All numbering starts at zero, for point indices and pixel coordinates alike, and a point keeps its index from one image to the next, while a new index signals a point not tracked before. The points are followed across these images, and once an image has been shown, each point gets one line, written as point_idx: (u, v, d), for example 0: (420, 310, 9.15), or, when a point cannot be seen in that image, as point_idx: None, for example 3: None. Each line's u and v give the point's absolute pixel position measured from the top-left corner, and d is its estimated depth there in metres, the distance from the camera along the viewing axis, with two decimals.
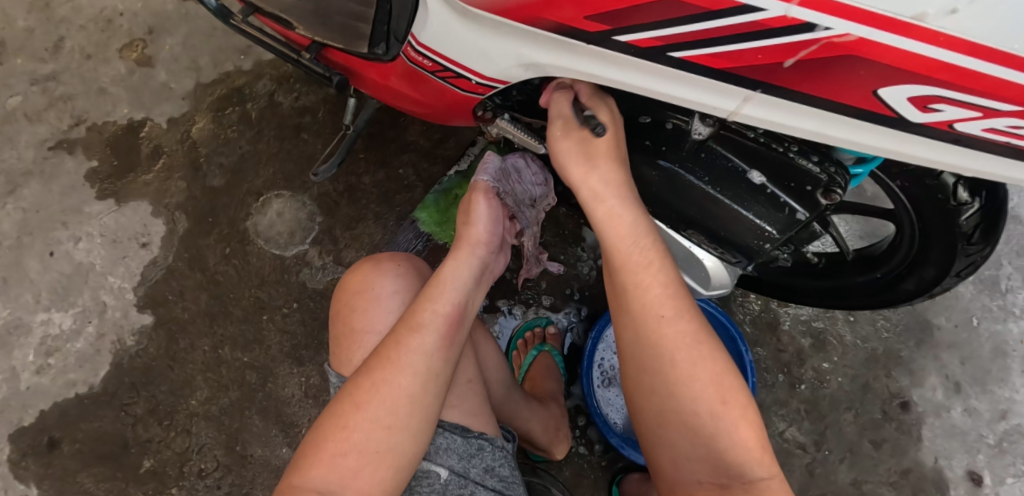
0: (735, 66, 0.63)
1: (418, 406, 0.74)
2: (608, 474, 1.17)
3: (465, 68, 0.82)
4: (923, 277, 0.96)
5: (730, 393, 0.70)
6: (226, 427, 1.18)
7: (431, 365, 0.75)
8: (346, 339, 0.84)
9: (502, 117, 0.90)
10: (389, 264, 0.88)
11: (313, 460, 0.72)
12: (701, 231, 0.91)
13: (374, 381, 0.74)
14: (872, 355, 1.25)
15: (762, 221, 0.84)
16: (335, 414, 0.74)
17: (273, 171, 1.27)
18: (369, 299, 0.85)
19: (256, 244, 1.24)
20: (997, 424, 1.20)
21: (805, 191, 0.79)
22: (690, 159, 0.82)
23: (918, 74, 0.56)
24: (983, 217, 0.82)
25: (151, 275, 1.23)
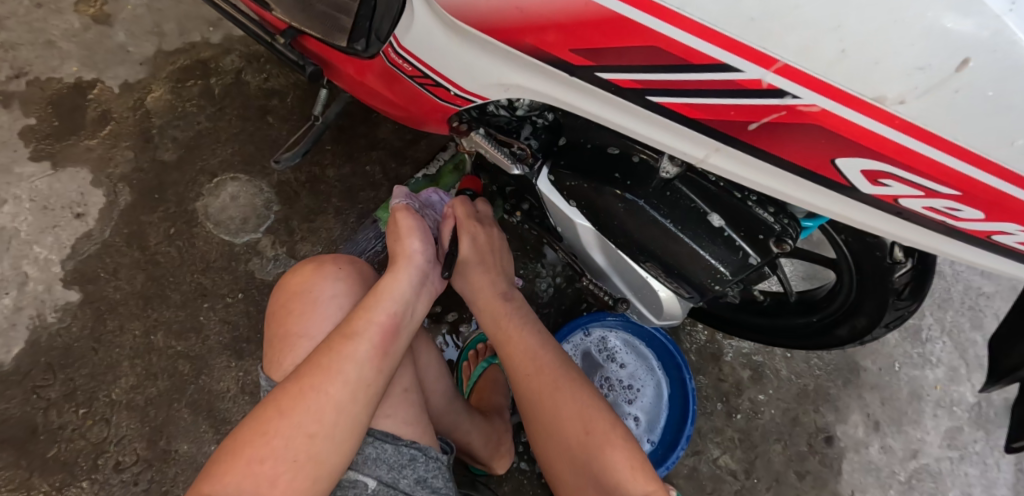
0: (711, 118, 0.51)
1: (346, 415, 0.66)
2: (545, 492, 1.14)
3: (439, 76, 0.69)
4: (855, 325, 0.92)
5: (594, 424, 0.76)
6: (150, 419, 1.09)
7: (364, 375, 0.68)
8: (280, 343, 0.77)
9: (476, 131, 0.76)
10: (330, 267, 0.81)
11: (224, 469, 0.63)
12: (660, 265, 0.76)
13: (302, 387, 0.66)
14: (803, 390, 1.33)
15: (717, 262, 0.71)
16: (255, 421, 0.65)
17: (231, 151, 1.21)
18: (308, 302, 0.78)
19: (205, 227, 1.17)
20: (907, 461, 1.33)
21: (756, 240, 0.68)
22: (656, 196, 0.69)
23: (880, 155, 0.46)
24: (914, 276, 0.79)
25: (84, 248, 1.15)
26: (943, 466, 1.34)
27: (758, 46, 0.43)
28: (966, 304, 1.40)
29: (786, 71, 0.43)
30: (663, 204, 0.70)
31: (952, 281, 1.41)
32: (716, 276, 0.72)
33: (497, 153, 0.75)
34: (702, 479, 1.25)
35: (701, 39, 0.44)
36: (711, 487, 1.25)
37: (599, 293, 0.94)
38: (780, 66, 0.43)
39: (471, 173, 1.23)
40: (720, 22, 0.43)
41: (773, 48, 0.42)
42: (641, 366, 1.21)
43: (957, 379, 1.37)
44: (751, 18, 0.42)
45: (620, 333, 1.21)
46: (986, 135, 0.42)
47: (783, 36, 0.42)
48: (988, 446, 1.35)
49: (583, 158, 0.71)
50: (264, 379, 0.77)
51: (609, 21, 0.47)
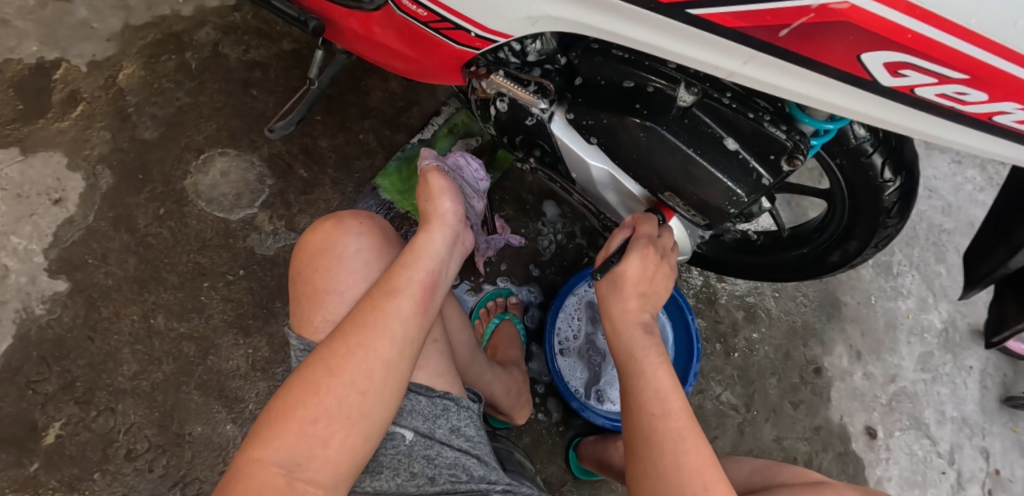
0: (744, 26, 0.54)
1: (394, 372, 0.66)
2: (565, 440, 1.17)
3: (460, 18, 0.70)
4: (847, 250, 0.98)
5: (677, 406, 0.71)
6: (159, 404, 1.06)
7: (409, 332, 0.67)
8: (307, 301, 0.75)
9: (496, 73, 0.77)
10: (351, 222, 0.79)
11: (276, 432, 0.62)
12: (679, 194, 0.78)
13: (349, 346, 0.65)
14: (793, 327, 1.40)
15: (734, 185, 0.73)
16: (304, 380, 0.64)
17: (216, 127, 1.17)
18: (331, 258, 0.75)
19: (196, 205, 1.14)
20: (887, 385, 1.43)
21: (768, 161, 0.72)
22: (675, 123, 0.72)
23: (900, 46, 0.50)
24: (903, 193, 0.85)
25: (67, 236, 1.09)
26: (919, 389, 1.44)
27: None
28: (930, 239, 1.51)
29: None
30: (681, 130, 0.72)
31: (917, 220, 1.52)
32: (732, 199, 0.74)
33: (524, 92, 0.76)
34: (706, 415, 1.30)
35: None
36: (715, 423, 1.30)
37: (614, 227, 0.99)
38: None
39: (466, 136, 1.24)
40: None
41: None
42: None
43: (926, 308, 1.48)
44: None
45: None
46: (998, 20, 0.46)
47: None
48: (957, 367, 1.47)
49: (599, 94, 0.75)
50: (294, 339, 0.74)
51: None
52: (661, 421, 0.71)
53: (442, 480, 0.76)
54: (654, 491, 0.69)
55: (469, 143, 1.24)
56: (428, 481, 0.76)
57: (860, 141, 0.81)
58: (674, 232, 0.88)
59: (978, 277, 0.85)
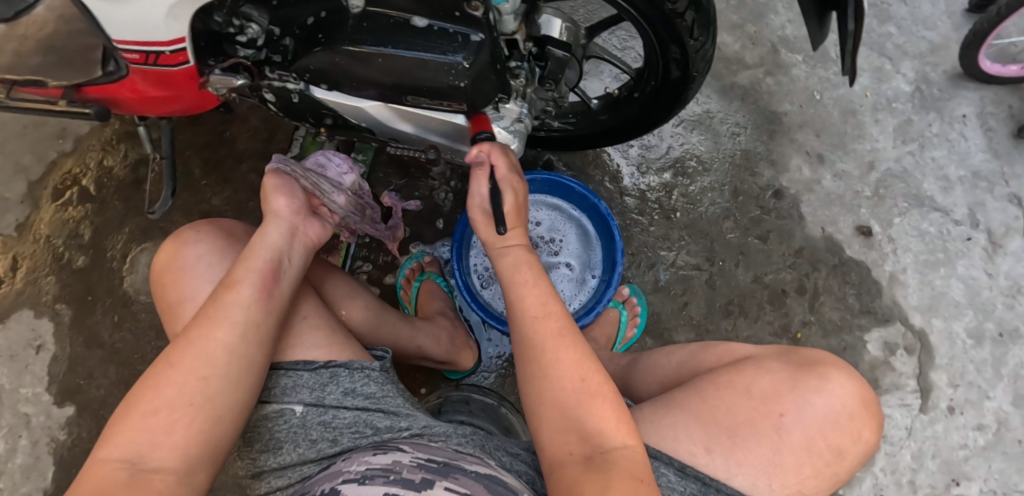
0: None
1: (238, 355, 0.69)
2: None
3: (145, 45, 0.77)
4: (674, 58, 0.92)
5: (589, 371, 0.70)
6: None
7: (250, 315, 0.71)
8: (169, 314, 0.81)
9: (212, 74, 0.82)
10: (189, 232, 0.84)
11: (113, 432, 0.63)
12: (418, 91, 0.79)
13: (189, 338, 0.68)
14: (733, 161, 1.30)
15: (445, 57, 0.73)
16: (144, 377, 0.66)
17: (130, 230, 1.31)
18: (178, 271, 0.81)
19: (140, 300, 1.28)
20: (867, 176, 1.30)
21: (457, 18, 0.71)
22: (357, 32, 0.74)
23: None
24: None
25: (57, 370, 1.27)
26: (907, 164, 1.30)
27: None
28: None
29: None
30: (366, 35, 0.73)
31: None
32: (455, 71, 0.74)
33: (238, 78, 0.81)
34: (669, 286, 1.24)
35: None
36: (679, 291, 1.23)
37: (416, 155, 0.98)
38: None
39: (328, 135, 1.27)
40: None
41: None
42: (556, 216, 1.22)
43: (886, 78, 1.34)
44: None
45: (523, 197, 1.21)
46: None
47: None
48: (950, 122, 1.31)
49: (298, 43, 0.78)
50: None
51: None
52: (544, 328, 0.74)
53: (344, 439, 0.78)
54: (563, 439, 0.69)
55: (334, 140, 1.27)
56: (329, 444, 0.77)
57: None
58: None
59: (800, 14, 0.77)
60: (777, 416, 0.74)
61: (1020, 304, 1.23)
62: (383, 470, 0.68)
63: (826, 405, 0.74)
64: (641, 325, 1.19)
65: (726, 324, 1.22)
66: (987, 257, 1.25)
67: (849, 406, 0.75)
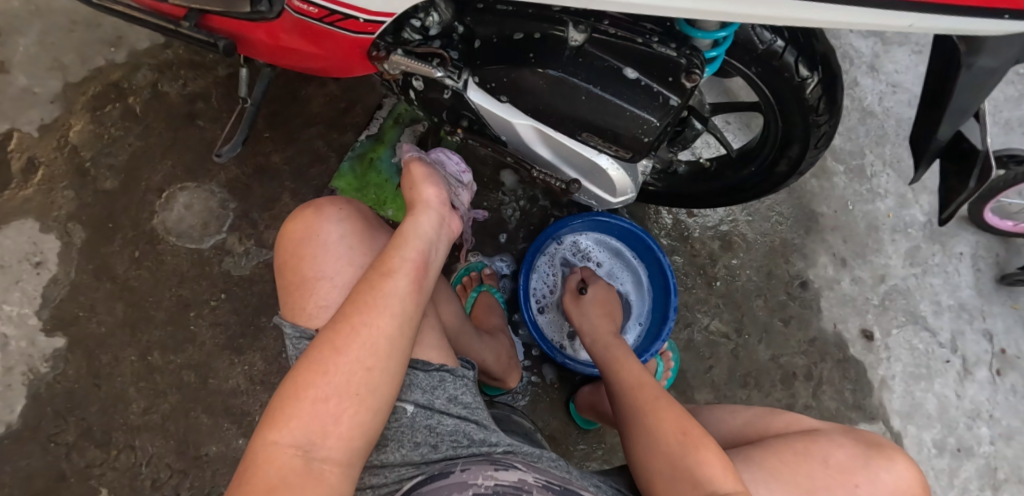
0: None
1: (397, 345, 0.70)
2: (562, 393, 1.21)
3: (347, 7, 0.74)
4: (791, 157, 1.00)
5: (690, 427, 0.77)
6: (172, 433, 1.13)
7: (407, 307, 0.72)
8: (299, 288, 0.86)
9: (394, 53, 0.81)
10: (331, 210, 0.90)
11: (288, 417, 0.65)
12: (595, 133, 0.82)
13: (352, 325, 0.69)
14: (772, 247, 1.40)
15: (643, 112, 0.78)
16: (311, 361, 0.68)
17: (172, 164, 1.21)
18: (317, 246, 0.86)
19: (168, 241, 1.18)
20: (878, 286, 1.43)
21: (668, 82, 0.77)
22: (570, 64, 0.77)
23: None
24: (825, 86, 0.88)
25: (53, 294, 1.15)
26: (910, 284, 1.44)
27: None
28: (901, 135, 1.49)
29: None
30: (579, 69, 0.77)
31: (884, 118, 1.51)
32: (645, 126, 0.79)
33: (422, 65, 0.81)
34: (699, 347, 1.33)
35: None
36: (707, 353, 1.33)
37: (551, 180, 0.97)
38: None
39: (411, 124, 1.25)
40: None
41: None
42: (618, 260, 1.26)
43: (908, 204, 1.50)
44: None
45: (591, 234, 1.25)
46: None
47: None
48: (948, 256, 1.47)
49: (498, 52, 0.80)
50: (290, 327, 0.84)
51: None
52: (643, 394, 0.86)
53: (445, 447, 0.78)
54: (676, 490, 0.73)
55: (416, 130, 1.25)
56: (431, 449, 0.77)
57: (767, 44, 0.85)
58: (610, 174, 0.91)
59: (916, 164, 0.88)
60: (852, 487, 0.81)
61: (977, 427, 1.39)
62: (514, 488, 0.73)
63: (893, 479, 0.82)
64: (671, 378, 1.26)
65: (740, 393, 1.32)
66: (959, 380, 1.41)
67: (911, 490, 0.82)
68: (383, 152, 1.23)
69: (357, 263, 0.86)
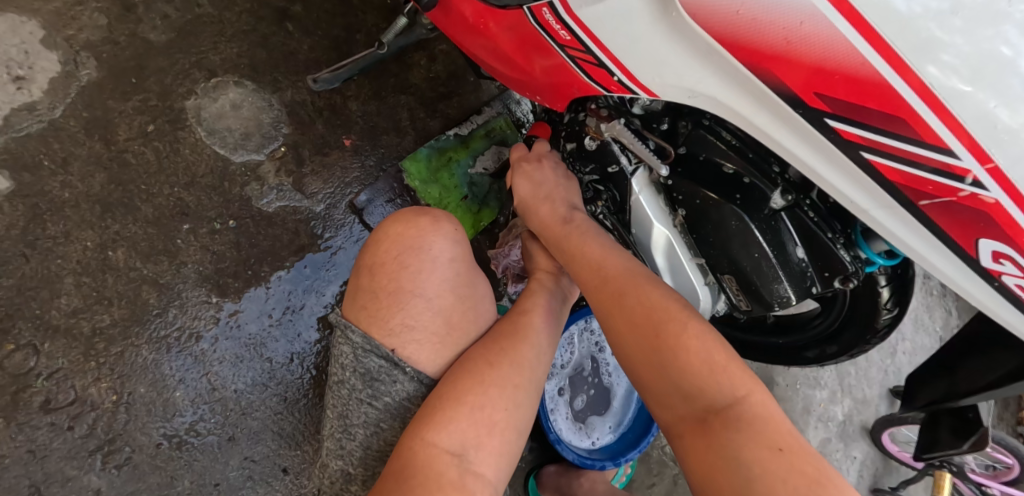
0: (901, 182, 0.56)
1: (538, 375, 0.70)
2: (526, 465, 1.16)
3: (611, 60, 0.67)
4: (824, 351, 1.08)
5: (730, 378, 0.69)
6: (98, 353, 0.90)
7: (548, 343, 0.73)
8: (387, 298, 0.67)
9: (619, 121, 0.78)
10: (446, 224, 0.71)
11: (445, 419, 0.63)
12: (739, 280, 0.82)
13: (505, 345, 0.68)
14: None
15: (790, 288, 0.80)
16: (466, 373, 0.65)
17: (237, 51, 1.02)
18: (425, 260, 0.68)
19: (194, 133, 0.98)
20: None
21: (823, 276, 0.78)
22: (763, 223, 0.77)
23: (1012, 244, 0.54)
24: (894, 319, 0.95)
25: (20, 123, 0.89)
26: None
27: (981, 143, 0.49)
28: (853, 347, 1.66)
29: (994, 172, 0.50)
30: (764, 231, 0.77)
31: None
32: (782, 300, 0.81)
33: (642, 148, 0.76)
34: None
35: (930, 109, 0.49)
36: (655, 471, 1.28)
37: None
38: (992, 166, 0.50)
39: (500, 143, 1.17)
40: (968, 119, 0.48)
41: (995, 148, 0.49)
42: (625, 365, 1.23)
43: None
44: (992, 126, 0.48)
45: None
46: None
47: (1009, 142, 0.49)
48: (844, 455, 1.50)
49: (698, 172, 0.78)
50: (361, 335, 0.66)
51: (862, 80, 0.50)
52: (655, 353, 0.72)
53: None
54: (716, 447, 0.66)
55: (503, 153, 1.17)
56: None
57: (876, 271, 0.89)
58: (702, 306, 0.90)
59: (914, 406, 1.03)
60: None
61: None
62: None
63: None
64: (624, 480, 1.22)
65: None
66: None
67: None
68: (463, 158, 1.14)
69: (461, 298, 0.69)
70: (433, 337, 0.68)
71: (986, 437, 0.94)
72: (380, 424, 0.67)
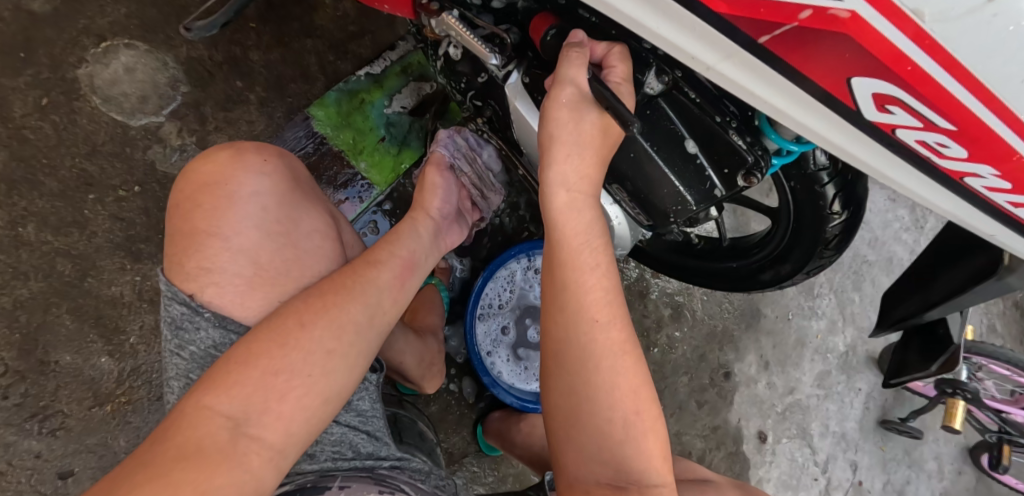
0: (735, 16, 0.40)
1: (362, 339, 0.65)
2: (474, 412, 1.14)
3: None
4: (779, 272, 0.99)
5: (642, 403, 0.63)
6: (21, 325, 0.93)
7: (382, 301, 0.68)
8: (182, 241, 0.66)
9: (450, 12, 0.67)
10: (253, 158, 0.69)
11: (232, 379, 0.58)
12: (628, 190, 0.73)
13: (324, 303, 0.64)
14: (712, 331, 1.38)
15: (685, 190, 0.69)
16: (268, 332, 0.61)
17: (126, 13, 0.99)
18: (221, 197, 0.66)
19: (90, 101, 0.97)
20: (785, 396, 1.39)
21: (723, 174, 0.68)
22: (636, 112, 0.68)
23: (888, 77, 0.39)
24: (844, 228, 0.85)
25: None
26: (811, 403, 1.39)
27: None
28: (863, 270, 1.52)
29: None
30: (639, 121, 0.68)
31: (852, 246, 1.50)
32: (679, 204, 0.70)
33: (473, 41, 0.67)
34: None
35: None
36: None
37: None
38: None
39: (419, 79, 1.10)
40: None
41: None
42: None
43: None
44: None
45: None
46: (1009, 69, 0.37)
47: None
48: (848, 387, 1.40)
49: None
50: (164, 283, 0.65)
51: None
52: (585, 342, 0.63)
53: (323, 458, 0.72)
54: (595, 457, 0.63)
55: (422, 89, 1.09)
56: (306, 460, 0.71)
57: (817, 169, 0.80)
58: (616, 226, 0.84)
59: (890, 323, 0.84)
60: None
61: None
62: None
63: None
64: None
65: None
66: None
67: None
68: (379, 98, 1.08)
69: (275, 237, 0.67)
70: (237, 279, 0.65)
71: (957, 356, 0.81)
72: (189, 374, 0.67)
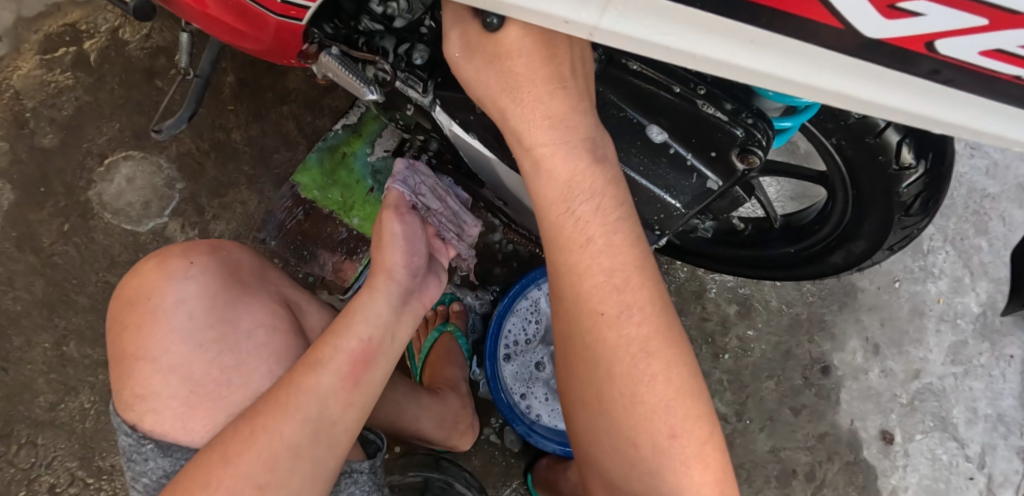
0: None
1: (303, 459, 0.58)
2: (521, 460, 1.05)
3: None
4: (852, 251, 0.82)
5: (681, 424, 0.50)
6: (79, 434, 1.00)
7: (326, 409, 0.60)
8: (117, 366, 0.65)
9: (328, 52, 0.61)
10: (178, 263, 0.67)
11: None
12: None
13: (253, 429, 0.58)
14: (795, 320, 1.15)
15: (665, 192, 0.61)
16: (193, 471, 0.57)
17: (119, 127, 1.05)
18: (147, 312, 0.65)
19: (102, 218, 1.03)
20: (910, 383, 1.12)
21: (710, 158, 0.60)
22: None
23: None
24: (925, 185, 0.69)
25: None
26: (946, 385, 1.11)
27: None
28: None
29: None
30: None
31: None
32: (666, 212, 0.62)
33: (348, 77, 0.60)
34: None
35: None
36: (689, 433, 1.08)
37: None
38: None
39: None
40: None
41: None
42: None
43: None
44: None
45: None
46: None
47: None
48: (993, 357, 1.11)
49: None
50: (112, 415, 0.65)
51: None
52: (604, 332, 0.50)
53: None
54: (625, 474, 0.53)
55: None
56: None
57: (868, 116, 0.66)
58: None
59: None
60: None
61: None
62: None
63: None
64: None
65: None
66: None
67: None
68: (360, 147, 1.05)
69: (208, 346, 0.64)
70: (174, 400, 0.62)
71: None
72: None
